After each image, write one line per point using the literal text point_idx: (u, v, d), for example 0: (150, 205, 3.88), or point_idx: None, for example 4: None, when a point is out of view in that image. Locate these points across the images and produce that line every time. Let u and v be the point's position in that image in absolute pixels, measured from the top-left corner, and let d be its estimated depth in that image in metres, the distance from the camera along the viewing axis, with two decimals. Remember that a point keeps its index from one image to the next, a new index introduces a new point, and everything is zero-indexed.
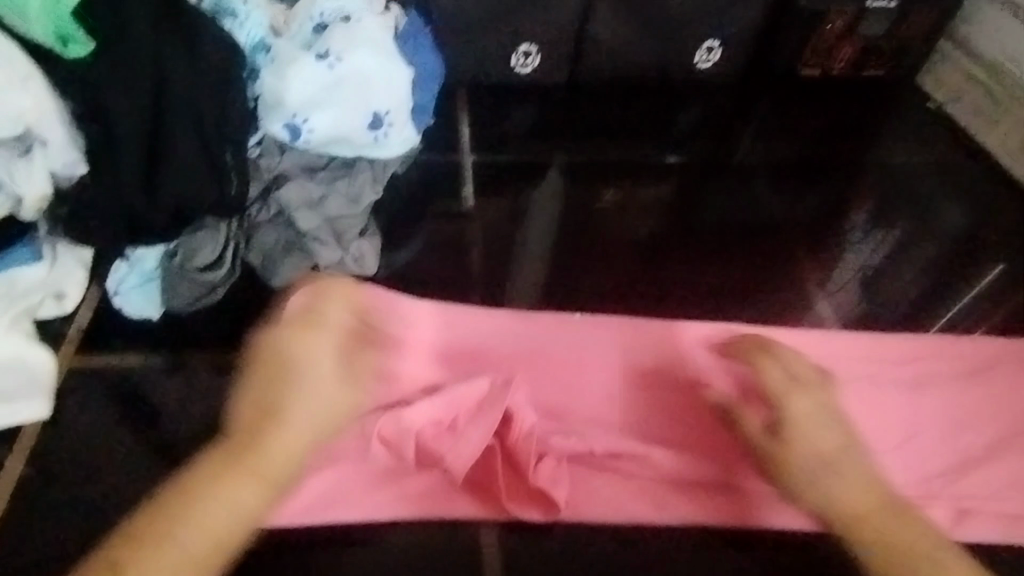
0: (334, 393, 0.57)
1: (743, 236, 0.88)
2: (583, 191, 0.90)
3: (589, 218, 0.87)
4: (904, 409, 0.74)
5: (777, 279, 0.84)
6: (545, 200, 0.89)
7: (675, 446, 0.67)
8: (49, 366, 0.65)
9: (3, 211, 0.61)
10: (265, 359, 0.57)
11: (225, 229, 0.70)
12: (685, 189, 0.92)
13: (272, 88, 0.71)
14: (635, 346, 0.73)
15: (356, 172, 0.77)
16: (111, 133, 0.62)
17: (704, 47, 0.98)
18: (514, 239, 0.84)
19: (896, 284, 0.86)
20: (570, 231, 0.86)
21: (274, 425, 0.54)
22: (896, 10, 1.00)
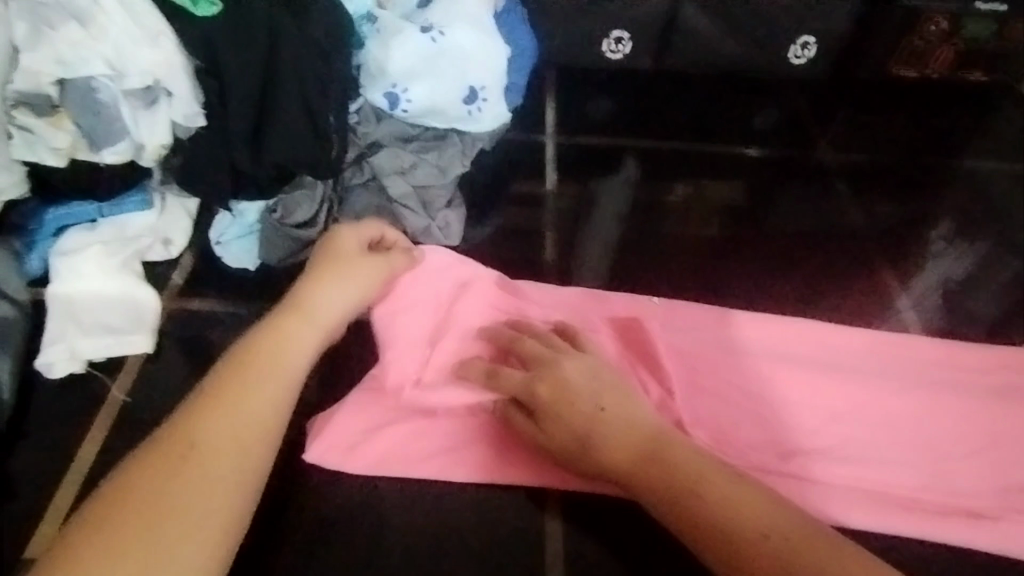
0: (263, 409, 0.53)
1: (823, 240, 0.87)
2: (659, 180, 0.90)
3: (662, 207, 0.88)
4: (977, 423, 0.71)
5: (851, 282, 0.84)
6: (620, 187, 0.89)
7: (740, 435, 0.69)
8: (155, 305, 0.69)
9: (126, 157, 0.65)
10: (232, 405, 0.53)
11: (321, 189, 0.73)
12: (756, 189, 0.91)
13: (376, 58, 0.74)
14: (706, 335, 0.74)
15: (447, 144, 0.79)
16: (226, 90, 0.65)
17: (799, 41, 0.95)
18: (583, 227, 0.85)
19: (978, 300, 0.83)
20: (643, 222, 0.86)
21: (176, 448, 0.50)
22: (1003, 12, 0.90)
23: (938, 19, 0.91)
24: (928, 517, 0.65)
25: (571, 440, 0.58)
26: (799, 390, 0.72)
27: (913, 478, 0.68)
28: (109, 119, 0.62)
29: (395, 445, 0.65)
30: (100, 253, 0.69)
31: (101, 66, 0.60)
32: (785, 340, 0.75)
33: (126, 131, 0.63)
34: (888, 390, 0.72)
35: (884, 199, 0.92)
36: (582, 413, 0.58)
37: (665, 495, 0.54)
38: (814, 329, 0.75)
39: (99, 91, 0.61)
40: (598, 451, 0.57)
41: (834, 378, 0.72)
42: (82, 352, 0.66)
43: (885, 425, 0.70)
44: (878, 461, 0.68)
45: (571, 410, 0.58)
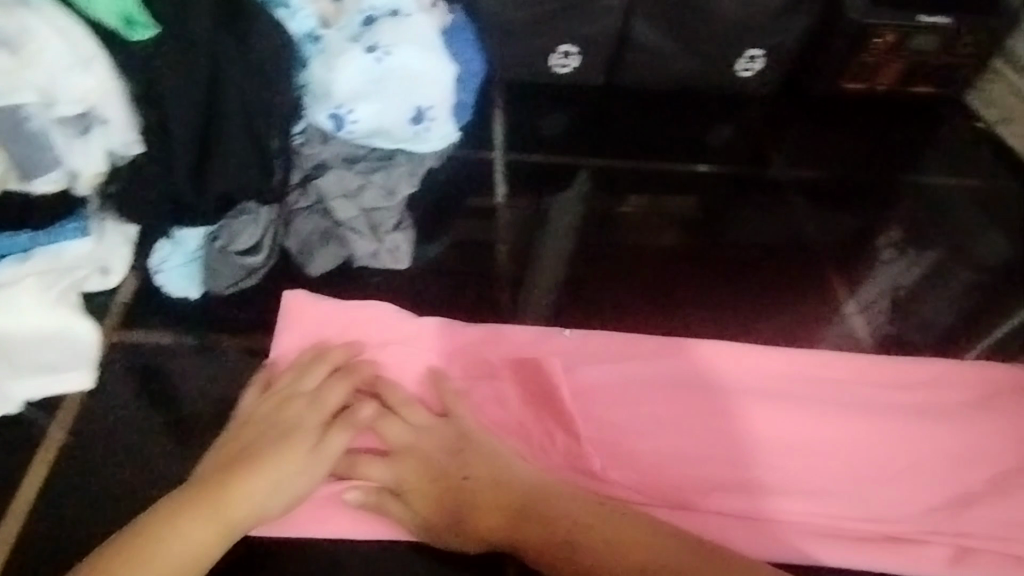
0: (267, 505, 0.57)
1: (770, 254, 0.88)
2: (609, 195, 0.90)
3: (611, 222, 0.88)
4: (937, 453, 0.69)
5: (799, 297, 0.84)
6: (571, 203, 0.89)
7: (678, 474, 0.67)
8: (93, 339, 0.67)
9: (59, 186, 0.62)
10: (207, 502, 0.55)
11: (265, 214, 0.72)
12: (706, 204, 0.92)
13: (320, 79, 0.73)
14: (640, 366, 0.71)
15: (394, 165, 0.78)
16: (162, 117, 0.63)
17: (747, 54, 0.96)
18: (534, 244, 0.84)
19: (929, 308, 0.85)
20: (592, 239, 0.86)
21: (184, 505, 0.54)
22: (949, 26, 0.93)
23: (884, 33, 0.93)
24: (872, 546, 0.65)
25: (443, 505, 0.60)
26: (739, 419, 0.70)
27: (877, 515, 0.67)
28: (39, 149, 0.60)
29: (336, 508, 0.63)
30: (35, 286, 0.66)
31: (30, 95, 0.57)
32: (743, 373, 0.72)
33: (58, 159, 0.61)
34: (849, 422, 0.70)
35: (832, 211, 0.93)
36: (443, 476, 0.60)
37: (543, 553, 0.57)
38: (751, 352, 0.73)
39: (29, 120, 0.59)
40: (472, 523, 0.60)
41: (775, 404, 0.70)
42: (17, 393, 0.64)
43: (828, 450, 0.69)
44: (823, 489, 0.67)
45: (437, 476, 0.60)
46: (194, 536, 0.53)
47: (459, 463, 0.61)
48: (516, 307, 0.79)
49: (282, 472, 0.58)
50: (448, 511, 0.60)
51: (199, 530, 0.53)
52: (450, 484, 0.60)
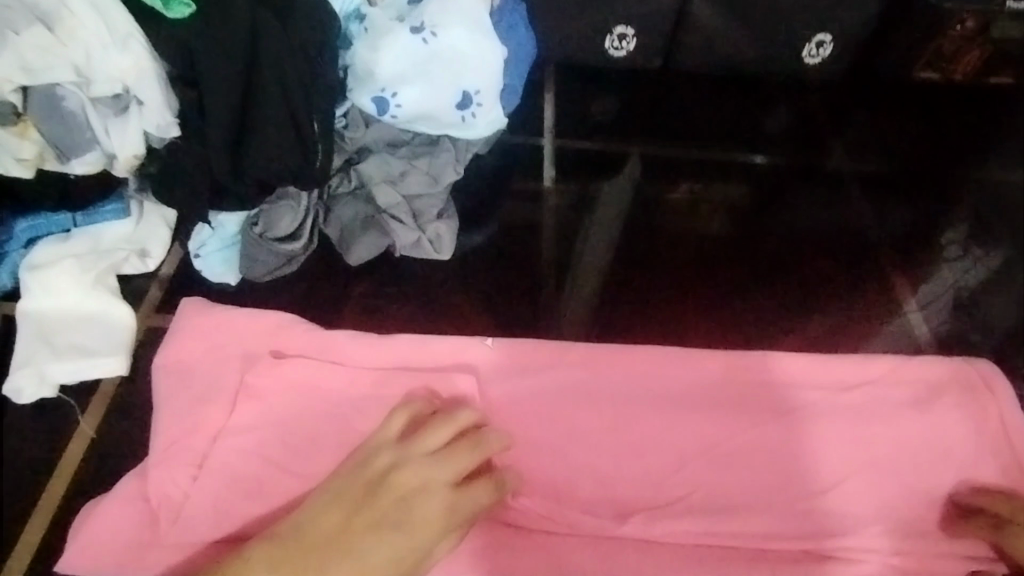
0: None
1: (821, 261, 0.83)
2: (658, 182, 0.87)
3: (659, 211, 0.85)
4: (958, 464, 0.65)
5: (851, 300, 0.81)
6: (620, 188, 0.86)
7: (688, 502, 0.62)
8: (129, 323, 0.66)
9: (96, 168, 0.61)
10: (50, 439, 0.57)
11: (306, 200, 0.70)
12: (760, 195, 0.88)
13: (363, 60, 0.70)
14: (649, 382, 0.67)
15: (439, 150, 0.76)
16: (202, 99, 0.60)
17: (814, 40, 0.89)
18: (582, 231, 0.81)
19: (990, 310, 0.81)
20: (640, 231, 0.83)
21: None
22: None
23: (964, 17, 0.84)
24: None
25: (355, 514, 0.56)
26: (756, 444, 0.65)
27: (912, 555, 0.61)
28: (76, 129, 0.58)
29: None
30: (71, 268, 0.65)
31: (66, 73, 0.56)
32: (771, 395, 0.67)
33: (95, 140, 0.59)
34: (885, 449, 0.65)
35: (893, 203, 0.88)
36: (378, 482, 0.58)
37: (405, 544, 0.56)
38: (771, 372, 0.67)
39: (65, 99, 0.57)
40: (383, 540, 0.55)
41: (795, 429, 0.65)
42: (51, 376, 0.63)
43: (859, 480, 0.64)
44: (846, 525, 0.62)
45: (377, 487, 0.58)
46: None
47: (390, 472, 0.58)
48: (560, 299, 0.77)
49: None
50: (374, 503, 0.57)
51: None
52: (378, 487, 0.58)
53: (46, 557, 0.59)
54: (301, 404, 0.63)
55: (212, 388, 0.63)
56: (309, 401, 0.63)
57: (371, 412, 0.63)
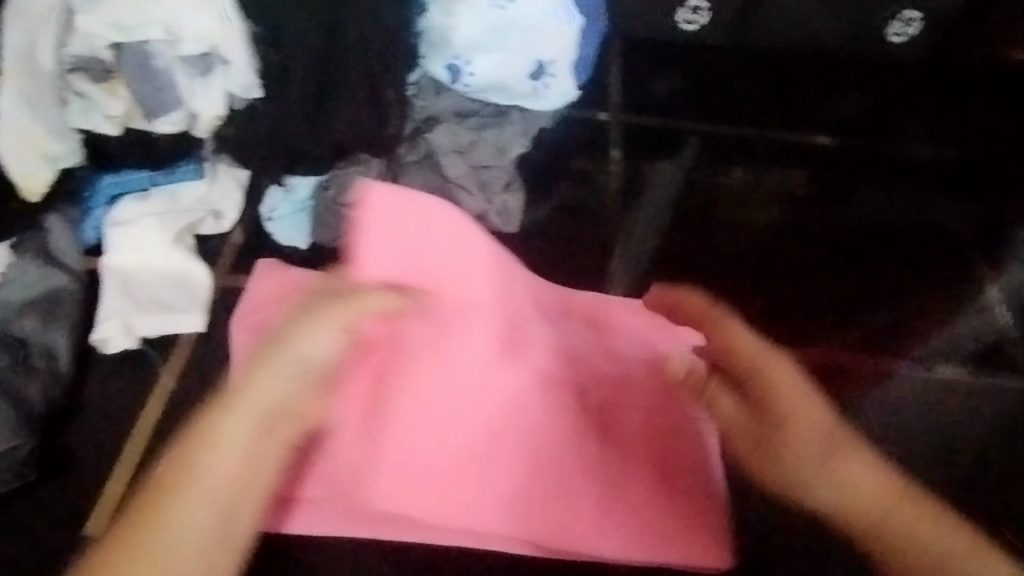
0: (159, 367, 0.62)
1: (871, 248, 0.85)
2: (711, 167, 0.88)
3: (707, 195, 0.86)
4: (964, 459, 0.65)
5: (903, 297, 0.82)
6: (674, 169, 0.87)
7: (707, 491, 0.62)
8: (206, 282, 0.68)
9: (180, 127, 0.62)
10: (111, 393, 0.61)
11: (376, 166, 0.71)
12: (814, 181, 0.89)
13: (439, 26, 0.69)
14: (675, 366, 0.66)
15: (508, 121, 0.75)
16: (287, 60, 0.61)
17: (902, 17, 0.82)
18: (635, 211, 0.84)
19: None
20: (690, 212, 0.85)
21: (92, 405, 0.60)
22: None
23: None
24: None
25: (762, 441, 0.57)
26: None
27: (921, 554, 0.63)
28: (163, 88, 0.60)
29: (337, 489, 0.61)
30: (153, 226, 0.68)
31: (157, 31, 0.57)
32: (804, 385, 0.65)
33: (180, 100, 0.61)
34: None
35: (954, 198, 0.89)
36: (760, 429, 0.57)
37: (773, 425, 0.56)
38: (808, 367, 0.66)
39: (154, 57, 0.59)
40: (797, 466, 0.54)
41: None
42: (135, 329, 0.66)
43: None
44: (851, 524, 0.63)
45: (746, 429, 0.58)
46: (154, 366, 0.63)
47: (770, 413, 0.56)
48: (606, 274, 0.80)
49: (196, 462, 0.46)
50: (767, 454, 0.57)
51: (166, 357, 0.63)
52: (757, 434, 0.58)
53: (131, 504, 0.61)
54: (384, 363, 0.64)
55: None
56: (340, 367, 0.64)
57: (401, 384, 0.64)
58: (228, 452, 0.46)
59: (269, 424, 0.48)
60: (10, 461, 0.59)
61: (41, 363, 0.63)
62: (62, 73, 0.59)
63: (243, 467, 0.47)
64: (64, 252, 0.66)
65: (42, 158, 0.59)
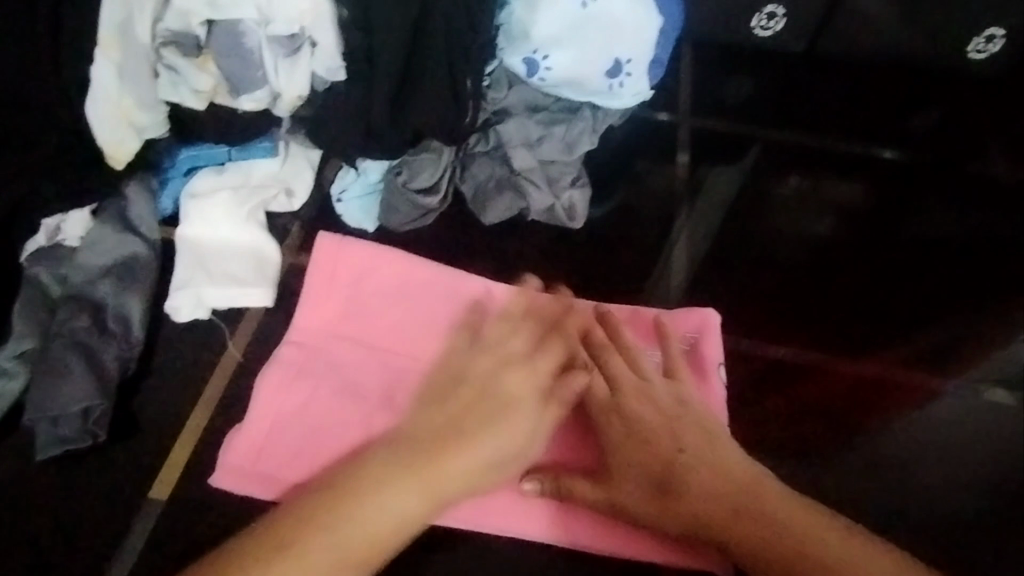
0: (498, 461, 0.57)
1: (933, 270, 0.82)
2: (770, 172, 0.86)
3: (765, 201, 0.84)
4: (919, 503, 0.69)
5: (967, 319, 0.79)
6: (734, 173, 0.85)
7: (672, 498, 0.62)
8: (275, 257, 0.69)
9: (262, 105, 0.63)
10: (415, 474, 0.53)
11: (447, 155, 0.72)
12: (882, 193, 0.86)
13: (520, 20, 0.69)
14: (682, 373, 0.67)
15: (578, 118, 0.75)
16: (373, 45, 0.62)
17: (983, 34, 0.84)
18: (691, 213, 0.82)
19: None
20: (748, 220, 0.82)
21: (373, 483, 0.53)
22: None
23: None
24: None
25: (683, 467, 0.57)
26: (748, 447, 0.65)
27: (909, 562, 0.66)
28: (250, 65, 0.60)
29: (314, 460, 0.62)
30: (228, 200, 0.69)
31: (250, 10, 0.58)
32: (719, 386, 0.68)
33: (266, 78, 0.61)
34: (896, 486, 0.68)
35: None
36: (722, 476, 0.57)
37: (730, 485, 0.56)
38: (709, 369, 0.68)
39: (246, 36, 0.59)
40: (689, 503, 0.56)
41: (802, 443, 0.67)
42: (207, 301, 0.67)
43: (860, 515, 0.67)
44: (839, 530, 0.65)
45: (683, 476, 0.57)
46: (494, 448, 0.56)
47: (697, 453, 0.58)
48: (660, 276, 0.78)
49: (308, 555, 0.49)
50: (710, 500, 0.56)
51: (502, 446, 0.57)
52: (693, 471, 0.57)
53: (196, 471, 0.63)
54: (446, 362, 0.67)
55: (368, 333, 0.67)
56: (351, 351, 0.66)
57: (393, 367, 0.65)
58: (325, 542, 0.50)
59: (347, 493, 0.52)
60: (82, 421, 0.62)
61: (116, 328, 0.64)
62: (154, 47, 0.59)
63: (347, 533, 0.50)
64: (142, 220, 0.68)
65: (131, 128, 0.61)
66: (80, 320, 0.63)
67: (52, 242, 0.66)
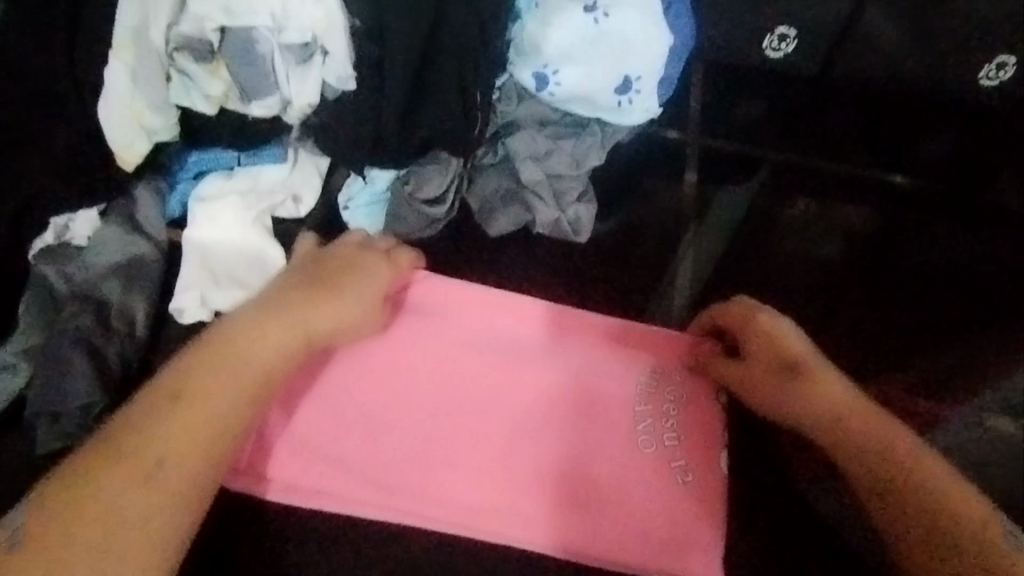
0: (323, 326, 0.60)
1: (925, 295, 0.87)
2: (777, 198, 0.89)
3: (772, 225, 0.88)
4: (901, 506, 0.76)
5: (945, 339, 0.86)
6: (740, 196, 0.88)
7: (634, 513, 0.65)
8: (280, 264, 0.70)
9: (272, 112, 0.64)
10: (234, 370, 0.56)
11: (455, 167, 0.71)
12: (885, 221, 0.89)
13: (532, 34, 0.69)
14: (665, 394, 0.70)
15: (586, 133, 0.75)
16: (384, 56, 0.62)
17: (994, 61, 0.78)
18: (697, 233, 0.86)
19: None
20: (751, 242, 0.87)
21: (190, 375, 0.55)
22: None
23: None
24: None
25: (836, 431, 0.60)
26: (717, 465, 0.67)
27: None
28: (262, 72, 0.61)
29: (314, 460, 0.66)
30: (236, 204, 0.69)
31: (264, 17, 0.59)
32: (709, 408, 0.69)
33: (277, 85, 0.62)
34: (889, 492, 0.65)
35: None
36: (845, 428, 0.60)
37: (890, 460, 0.57)
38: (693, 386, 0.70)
39: (258, 43, 0.60)
40: (861, 457, 0.58)
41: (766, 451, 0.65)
42: (213, 303, 0.69)
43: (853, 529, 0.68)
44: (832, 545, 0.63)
45: (826, 413, 0.61)
46: (282, 340, 0.58)
47: (866, 422, 0.60)
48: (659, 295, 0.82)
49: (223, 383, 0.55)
50: (869, 463, 0.58)
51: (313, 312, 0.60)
52: (854, 434, 0.59)
53: None
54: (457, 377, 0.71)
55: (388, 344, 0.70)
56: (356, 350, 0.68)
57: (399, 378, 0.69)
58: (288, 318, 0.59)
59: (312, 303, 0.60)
60: (84, 415, 0.63)
61: (120, 326, 0.66)
62: (167, 51, 0.60)
63: (298, 333, 0.59)
64: (149, 221, 0.69)
65: (141, 130, 0.62)
66: (84, 317, 0.64)
67: (60, 241, 0.66)
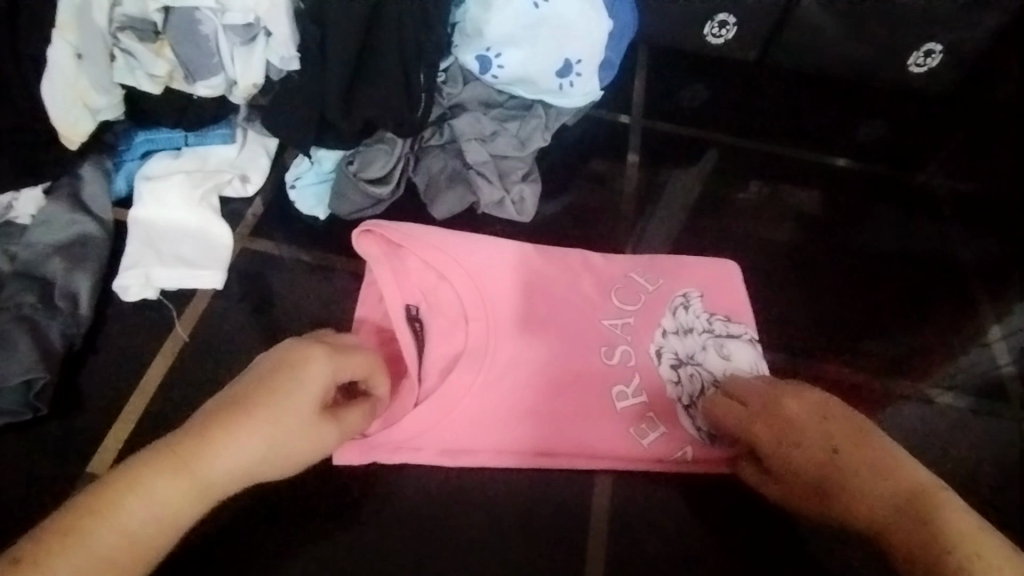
0: (245, 461, 0.52)
1: (888, 270, 0.84)
2: (729, 180, 0.87)
3: (726, 205, 0.86)
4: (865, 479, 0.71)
5: (914, 321, 0.81)
6: (690, 179, 0.87)
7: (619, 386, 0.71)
8: (227, 241, 0.72)
9: (218, 92, 0.66)
10: (175, 457, 0.50)
11: (400, 147, 0.74)
12: (836, 198, 0.88)
13: (474, 18, 0.71)
14: (644, 307, 0.75)
15: (530, 116, 0.78)
16: (324, 37, 0.63)
17: (922, 49, 0.89)
18: (648, 214, 0.83)
19: None
20: (706, 220, 0.84)
21: (131, 490, 0.48)
22: None
23: None
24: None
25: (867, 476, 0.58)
26: (683, 315, 0.75)
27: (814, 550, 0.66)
28: (206, 52, 0.62)
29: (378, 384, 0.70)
30: (182, 183, 0.71)
31: None
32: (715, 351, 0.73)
33: (221, 66, 0.63)
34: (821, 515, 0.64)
35: (977, 229, 0.89)
36: (903, 484, 0.57)
37: (911, 495, 0.56)
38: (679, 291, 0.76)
39: (202, 23, 0.61)
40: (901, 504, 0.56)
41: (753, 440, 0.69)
42: (156, 280, 0.69)
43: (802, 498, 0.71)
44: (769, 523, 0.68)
45: (890, 477, 0.58)
46: (163, 494, 0.49)
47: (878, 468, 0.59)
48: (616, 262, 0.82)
49: (158, 491, 0.49)
50: (901, 481, 0.57)
51: (258, 438, 0.53)
52: (888, 476, 0.58)
53: (139, 445, 0.65)
54: (452, 320, 0.71)
55: (441, 277, 0.72)
56: (294, 362, 0.56)
57: (436, 276, 0.72)
58: (258, 437, 0.53)
59: (245, 411, 0.53)
60: (23, 393, 0.62)
61: (64, 305, 0.65)
62: (111, 30, 0.60)
63: (245, 405, 0.54)
64: (94, 201, 0.69)
65: (85, 109, 0.62)
66: (27, 298, 0.64)
67: (4, 219, 0.67)
